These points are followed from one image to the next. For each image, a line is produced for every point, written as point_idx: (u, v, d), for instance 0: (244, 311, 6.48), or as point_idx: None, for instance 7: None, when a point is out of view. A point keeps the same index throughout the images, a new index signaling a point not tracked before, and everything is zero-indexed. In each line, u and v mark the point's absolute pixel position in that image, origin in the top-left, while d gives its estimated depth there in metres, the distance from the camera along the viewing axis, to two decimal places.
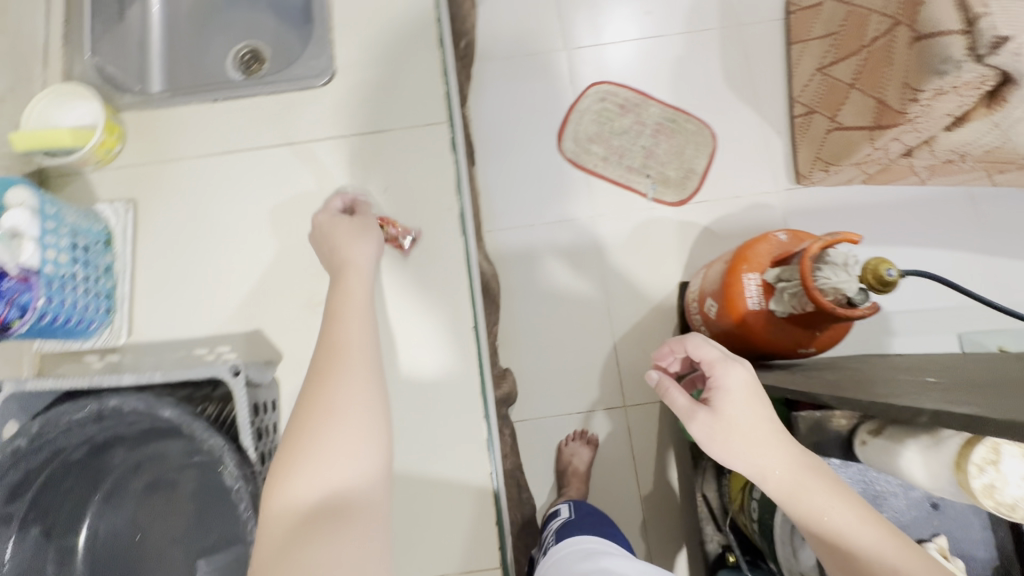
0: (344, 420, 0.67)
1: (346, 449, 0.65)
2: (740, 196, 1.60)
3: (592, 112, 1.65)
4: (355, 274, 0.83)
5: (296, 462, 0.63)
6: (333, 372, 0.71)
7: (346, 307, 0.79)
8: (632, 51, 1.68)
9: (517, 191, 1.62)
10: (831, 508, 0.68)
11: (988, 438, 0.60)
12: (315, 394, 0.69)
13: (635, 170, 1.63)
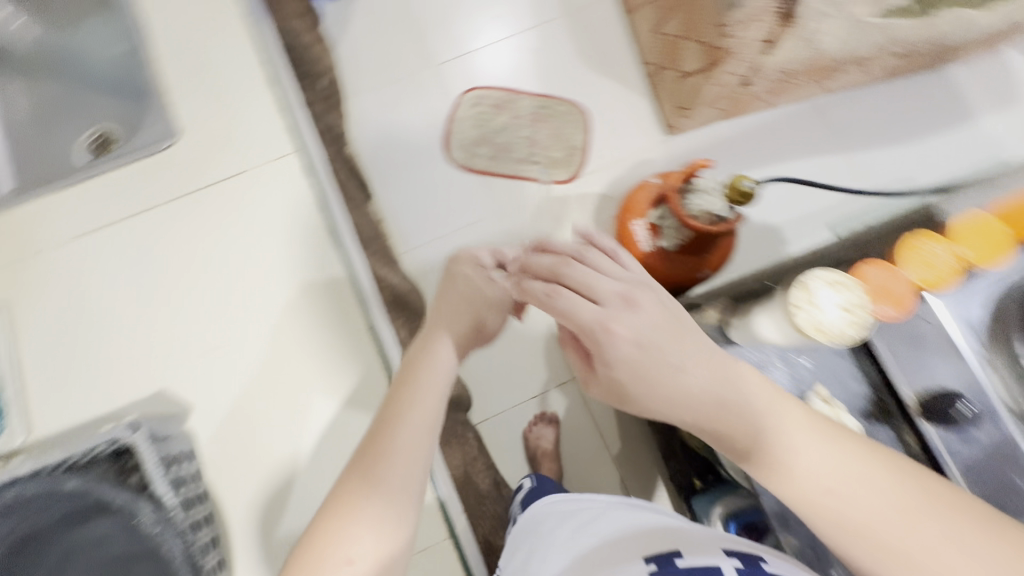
0: (376, 509, 0.82)
1: (370, 530, 0.81)
2: (622, 158, 1.72)
3: (471, 117, 1.74)
4: (433, 357, 0.95)
5: (332, 529, 0.81)
6: (377, 452, 0.85)
7: (413, 393, 0.90)
8: (493, 53, 1.78)
9: (421, 209, 1.67)
10: (763, 441, 0.76)
11: (803, 282, 0.86)
12: (356, 473, 0.84)
13: (523, 160, 1.72)
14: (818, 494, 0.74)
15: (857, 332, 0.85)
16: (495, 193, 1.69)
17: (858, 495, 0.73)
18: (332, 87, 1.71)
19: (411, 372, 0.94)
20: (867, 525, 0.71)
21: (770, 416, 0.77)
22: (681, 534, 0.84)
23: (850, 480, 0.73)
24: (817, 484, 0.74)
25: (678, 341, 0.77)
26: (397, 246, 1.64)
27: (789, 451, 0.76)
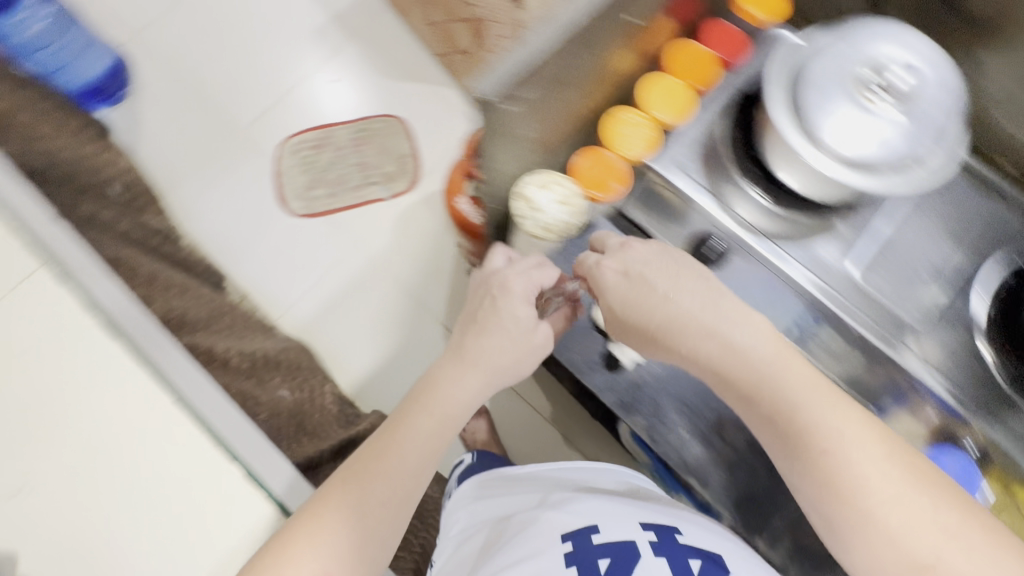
0: (359, 523, 0.77)
1: (343, 541, 0.74)
2: (454, 146, 1.77)
3: (297, 164, 1.73)
4: (456, 381, 0.89)
5: (302, 546, 0.71)
6: (381, 467, 0.81)
7: (432, 418, 0.87)
8: (298, 96, 1.78)
9: (281, 270, 1.64)
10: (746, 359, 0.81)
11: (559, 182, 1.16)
12: (342, 491, 0.79)
13: (362, 185, 1.73)
14: (796, 422, 0.78)
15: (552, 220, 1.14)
16: (347, 227, 1.69)
17: (836, 428, 0.77)
18: (128, 189, 1.55)
19: (435, 402, 0.88)
20: (838, 462, 0.75)
21: (774, 359, 0.81)
22: (603, 510, 0.89)
23: (833, 420, 0.77)
24: (794, 409, 0.78)
25: (697, 287, 0.86)
26: (270, 313, 1.60)
27: (771, 388, 0.80)
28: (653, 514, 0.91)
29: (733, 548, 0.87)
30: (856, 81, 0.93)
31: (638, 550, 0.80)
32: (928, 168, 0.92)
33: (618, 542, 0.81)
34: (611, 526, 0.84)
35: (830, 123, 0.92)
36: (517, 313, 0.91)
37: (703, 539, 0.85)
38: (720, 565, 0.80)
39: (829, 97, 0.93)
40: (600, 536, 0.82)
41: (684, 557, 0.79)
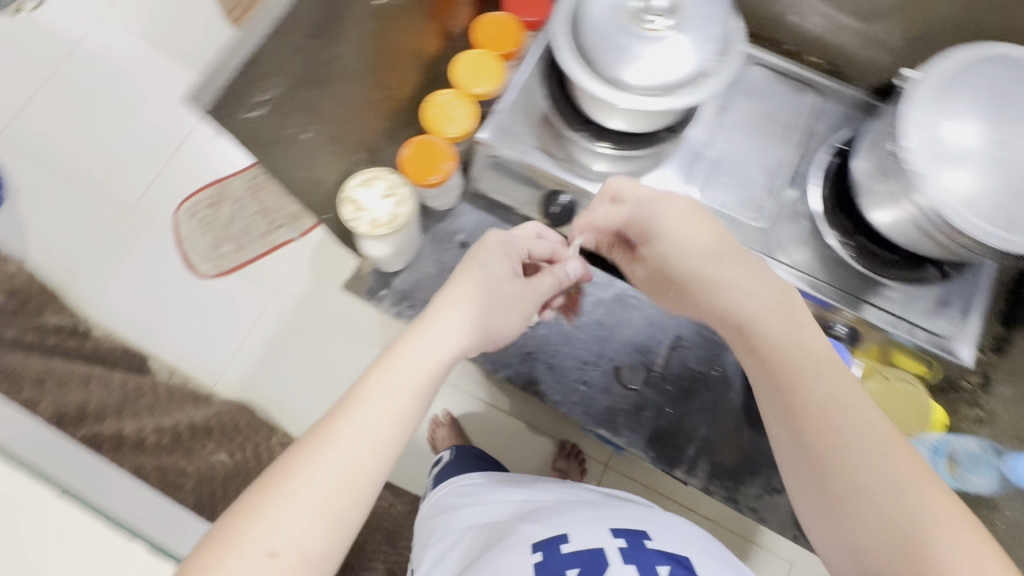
0: (325, 492, 0.41)
1: (304, 520, 0.40)
2: None
3: (199, 227, 1.22)
4: (442, 318, 0.49)
5: (272, 500, 0.40)
6: (347, 434, 0.43)
7: (415, 375, 0.46)
8: (199, 147, 1.26)
9: (187, 324, 1.18)
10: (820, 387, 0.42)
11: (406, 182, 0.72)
12: (346, 412, 0.44)
13: (269, 230, 1.22)
14: (809, 424, 0.42)
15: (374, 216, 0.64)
16: (269, 275, 1.21)
17: (878, 467, 0.39)
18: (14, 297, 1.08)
19: (422, 346, 0.48)
20: (831, 501, 0.40)
21: (779, 338, 0.45)
22: (572, 507, 0.59)
23: (874, 448, 0.39)
24: (806, 401, 0.42)
25: (717, 237, 0.52)
26: (200, 385, 1.14)
27: (789, 376, 0.43)
28: (633, 517, 0.58)
29: (708, 546, 0.55)
30: (613, 10, 0.59)
31: (611, 559, 0.50)
32: (725, 61, 0.59)
33: (590, 547, 0.51)
34: (585, 529, 0.54)
35: (634, 71, 0.58)
36: (483, 255, 0.54)
37: (686, 545, 0.54)
38: (690, 568, 0.50)
39: (595, 16, 0.59)
40: (568, 543, 0.52)
41: (652, 560, 0.50)
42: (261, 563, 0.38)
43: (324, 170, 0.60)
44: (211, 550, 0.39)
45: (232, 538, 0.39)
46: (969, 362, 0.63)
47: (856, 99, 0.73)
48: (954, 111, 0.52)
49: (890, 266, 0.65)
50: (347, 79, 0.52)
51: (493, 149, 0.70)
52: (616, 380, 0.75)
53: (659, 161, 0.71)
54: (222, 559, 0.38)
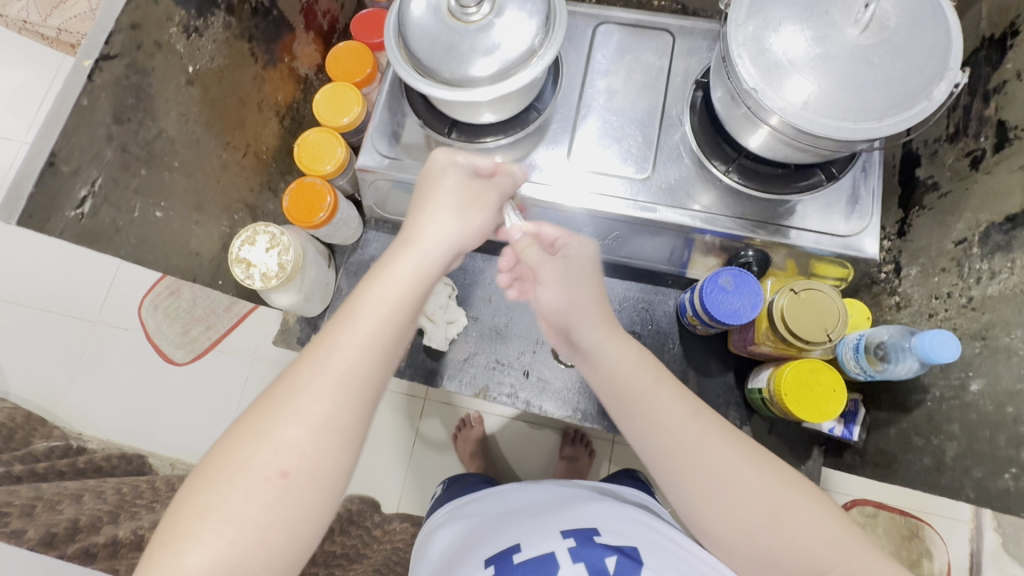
0: (325, 411, 0.41)
1: (305, 436, 0.41)
2: (285, 61, 0.76)
3: None
4: (429, 217, 0.50)
5: (294, 395, 0.42)
6: (340, 349, 0.43)
7: (410, 274, 0.46)
8: None
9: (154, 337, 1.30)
10: (711, 449, 0.47)
11: (261, 229, 0.67)
12: (342, 325, 0.44)
13: None
14: (685, 458, 0.47)
15: (274, 272, 0.66)
16: (240, 348, 1.31)
17: (748, 479, 0.46)
18: None
19: (419, 244, 0.48)
20: (718, 513, 0.46)
21: (636, 386, 0.50)
22: (526, 517, 0.58)
23: (739, 465, 0.46)
24: (676, 437, 0.47)
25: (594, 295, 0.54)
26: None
27: (649, 410, 0.49)
28: (595, 515, 0.56)
29: (659, 537, 0.54)
30: (432, 15, 0.59)
31: (560, 560, 0.49)
32: (551, 37, 0.60)
33: (540, 552, 0.50)
34: (539, 533, 0.53)
35: (482, 65, 0.58)
36: (442, 166, 0.53)
37: (635, 536, 0.52)
38: (638, 559, 0.49)
39: (417, 23, 0.59)
40: (520, 552, 0.51)
41: (599, 552, 0.49)
42: (272, 484, 0.39)
43: (197, 243, 0.68)
44: (205, 485, 0.40)
45: (226, 469, 0.40)
46: (875, 256, 0.63)
47: (707, 30, 0.73)
48: (776, 23, 0.52)
49: (783, 183, 0.64)
50: (184, 150, 0.63)
51: (382, 174, 0.72)
52: (555, 361, 0.78)
53: (539, 140, 0.71)
54: (227, 485, 0.39)
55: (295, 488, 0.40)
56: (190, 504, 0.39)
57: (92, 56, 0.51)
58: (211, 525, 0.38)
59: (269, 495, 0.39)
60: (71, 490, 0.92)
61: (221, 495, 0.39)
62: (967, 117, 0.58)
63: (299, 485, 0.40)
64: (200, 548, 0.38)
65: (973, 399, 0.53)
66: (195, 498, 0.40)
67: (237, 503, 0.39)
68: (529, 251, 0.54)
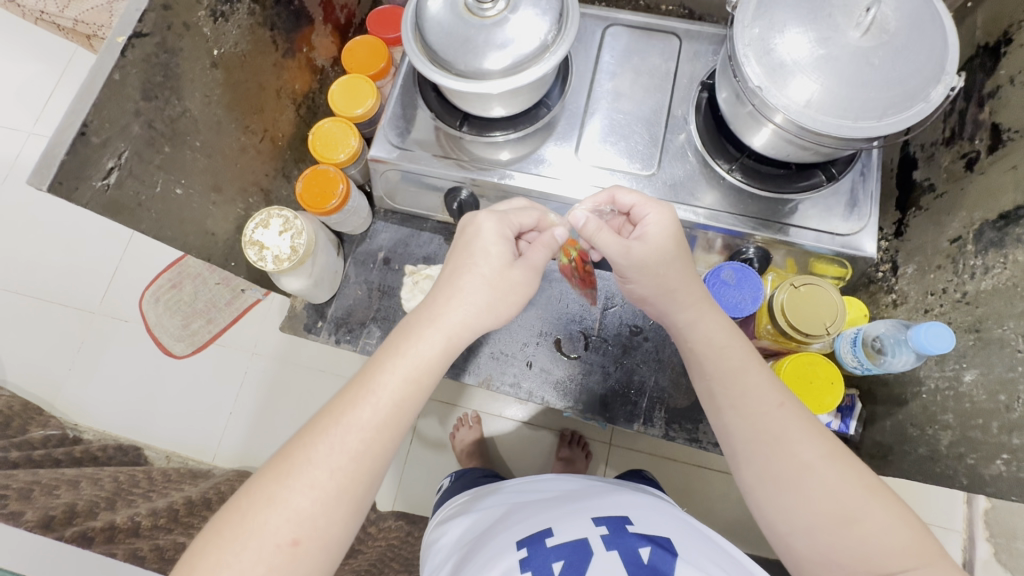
0: (339, 484, 0.45)
1: (317, 506, 0.44)
2: (302, 50, 0.77)
3: (166, 314, 1.34)
4: (456, 295, 0.51)
5: (309, 461, 0.45)
6: (349, 422, 0.46)
7: (429, 359, 0.49)
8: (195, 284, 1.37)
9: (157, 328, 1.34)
10: (796, 435, 0.48)
11: (280, 213, 0.71)
12: (358, 403, 0.47)
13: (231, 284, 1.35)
14: (762, 442, 0.49)
15: (291, 256, 0.69)
16: (241, 341, 1.32)
17: (825, 474, 0.46)
18: None
19: (443, 329, 0.50)
20: (785, 501, 0.47)
21: (724, 366, 0.53)
22: (555, 503, 0.59)
23: (818, 460, 0.47)
24: (758, 419, 0.50)
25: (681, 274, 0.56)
26: (200, 462, 1.25)
27: (738, 389, 0.51)
28: (619, 505, 0.57)
29: (692, 533, 0.53)
30: (449, 9, 0.61)
31: (593, 546, 0.49)
32: (563, 34, 0.61)
33: (573, 538, 0.50)
34: (571, 520, 0.53)
35: (495, 59, 0.60)
36: (483, 239, 0.53)
37: (667, 529, 0.53)
38: (673, 550, 0.49)
39: (434, 18, 0.61)
40: (553, 536, 0.51)
41: (632, 541, 0.49)
42: (283, 551, 0.42)
43: (213, 223, 0.69)
44: (215, 545, 0.42)
45: (239, 531, 0.42)
46: (872, 255, 0.65)
47: (713, 34, 0.75)
48: (780, 25, 0.54)
49: (785, 182, 0.65)
50: (205, 130, 0.64)
51: (394, 164, 0.73)
52: (558, 353, 0.79)
53: (547, 135, 0.73)
54: (239, 547, 0.42)
55: (304, 557, 0.43)
56: (200, 563, 0.42)
57: (126, 33, 0.52)
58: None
59: (279, 562, 0.42)
60: (69, 476, 0.93)
61: (231, 556, 0.41)
62: (962, 121, 0.60)
63: (309, 552, 0.43)
64: None
65: (966, 389, 0.55)
66: (206, 555, 0.42)
67: (247, 566, 0.41)
68: (603, 236, 0.56)
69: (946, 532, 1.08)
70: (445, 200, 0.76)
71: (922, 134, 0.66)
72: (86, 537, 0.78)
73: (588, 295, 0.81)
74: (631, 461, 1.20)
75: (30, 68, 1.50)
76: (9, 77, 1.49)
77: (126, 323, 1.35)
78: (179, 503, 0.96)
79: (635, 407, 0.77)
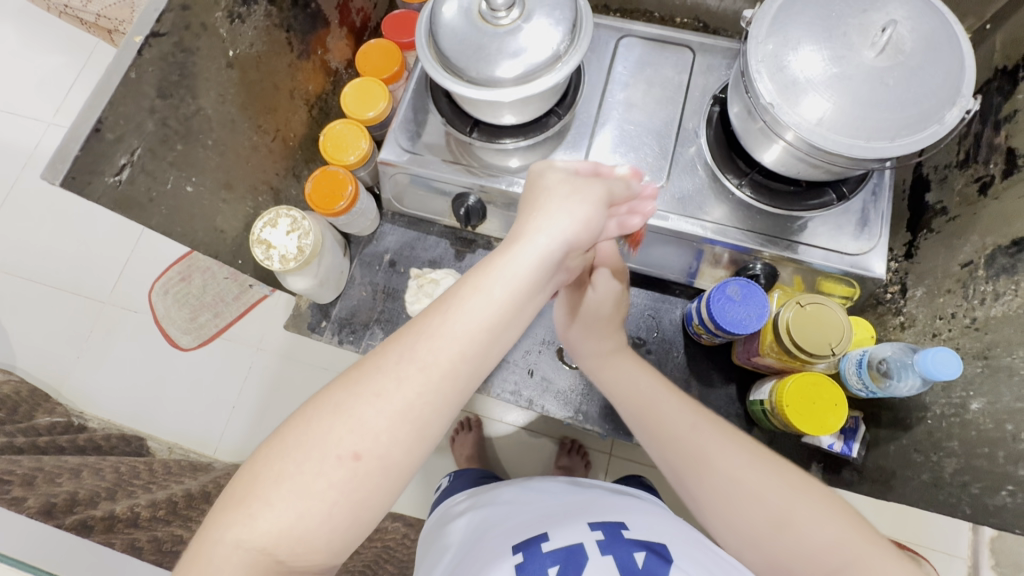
0: (407, 400, 0.41)
1: (383, 421, 0.40)
2: (317, 52, 0.78)
3: (174, 306, 1.36)
4: (546, 217, 0.48)
5: (380, 373, 0.41)
6: (429, 335, 0.42)
7: (522, 273, 0.45)
8: (202, 274, 1.38)
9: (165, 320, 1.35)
10: (708, 452, 0.50)
11: (285, 212, 0.71)
12: (442, 314, 0.43)
13: (241, 281, 1.36)
14: (686, 465, 0.51)
15: (302, 258, 0.69)
16: (247, 337, 1.33)
17: (748, 486, 0.47)
18: None
19: (535, 242, 0.46)
20: (716, 515, 0.49)
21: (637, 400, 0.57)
22: (553, 505, 0.59)
23: (736, 471, 0.48)
24: (676, 445, 0.52)
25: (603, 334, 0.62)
26: (202, 454, 1.26)
27: (656, 421, 0.54)
28: (618, 511, 0.56)
29: (692, 541, 0.53)
30: (463, 16, 0.61)
31: (589, 551, 0.49)
32: (576, 44, 0.61)
33: (568, 542, 0.50)
34: (566, 525, 0.53)
35: (507, 66, 0.60)
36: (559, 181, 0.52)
37: (666, 536, 0.52)
38: (667, 558, 0.48)
39: (448, 24, 0.61)
40: (548, 541, 0.51)
41: (627, 547, 0.49)
42: (344, 464, 0.39)
43: (223, 220, 0.70)
44: (279, 453, 0.40)
45: (301, 440, 0.40)
46: (882, 276, 0.64)
47: (727, 48, 0.75)
48: (795, 42, 0.54)
49: (793, 200, 0.65)
50: (218, 129, 0.65)
51: (403, 167, 0.74)
52: (560, 362, 0.79)
53: (557, 144, 0.73)
54: (300, 454, 0.40)
55: (365, 472, 0.40)
56: (265, 472, 0.40)
57: (144, 33, 0.53)
58: (283, 489, 0.39)
59: (340, 475, 0.39)
60: (72, 465, 0.94)
61: (294, 465, 0.39)
62: (977, 144, 0.59)
63: (370, 471, 0.40)
64: (267, 508, 0.39)
65: (972, 417, 0.54)
66: (268, 464, 0.40)
67: (309, 478, 0.39)
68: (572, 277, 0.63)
69: (949, 558, 1.06)
70: (452, 205, 0.76)
71: (937, 155, 0.65)
72: (86, 525, 0.78)
73: None
74: (631, 473, 1.19)
75: (50, 59, 1.53)
76: (31, 68, 1.52)
77: (134, 314, 1.36)
78: (178, 495, 0.96)
79: None
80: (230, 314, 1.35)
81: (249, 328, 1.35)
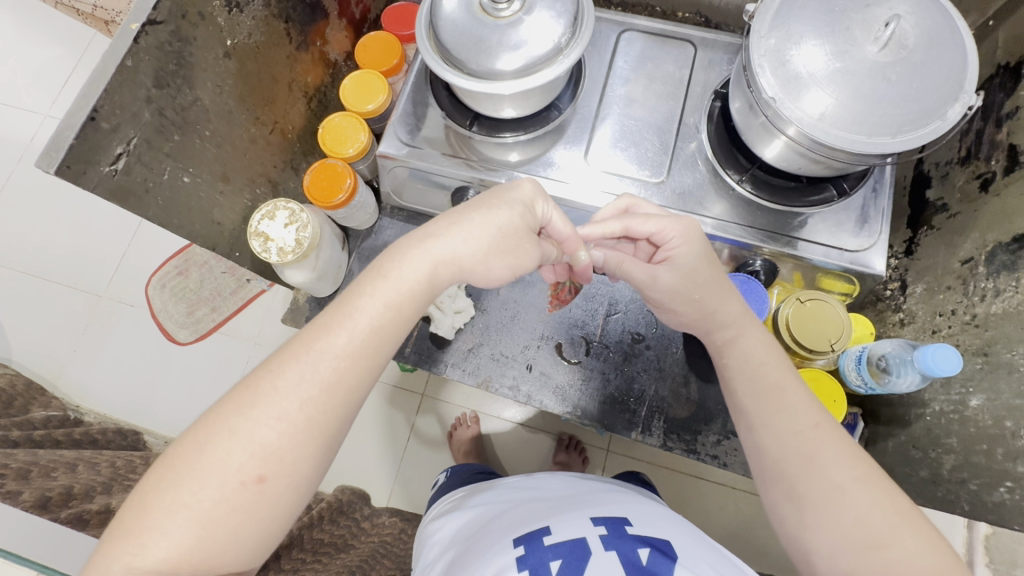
0: (309, 417, 0.42)
1: (285, 441, 0.41)
2: (316, 43, 0.77)
3: (172, 300, 1.35)
4: (456, 230, 0.47)
5: (271, 393, 0.42)
6: (319, 351, 0.43)
7: (409, 289, 0.46)
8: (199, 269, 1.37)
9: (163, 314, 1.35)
10: (819, 454, 0.46)
11: (285, 206, 0.71)
12: (334, 330, 0.44)
13: (238, 276, 1.36)
14: (794, 464, 0.46)
15: (301, 252, 0.69)
16: (244, 331, 1.33)
17: (857, 498, 0.44)
18: None
19: (431, 256, 0.46)
20: (803, 521, 0.45)
21: (757, 384, 0.51)
22: (554, 502, 0.58)
23: (850, 481, 0.44)
24: (790, 440, 0.47)
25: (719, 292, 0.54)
26: None
27: (775, 406, 0.49)
28: (620, 508, 0.56)
29: (697, 540, 0.52)
30: (463, 8, 0.61)
31: (591, 546, 0.48)
32: (578, 37, 0.61)
33: (570, 537, 0.50)
34: (567, 521, 0.53)
35: (507, 58, 0.59)
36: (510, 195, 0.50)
37: (669, 532, 0.52)
38: (671, 555, 0.48)
39: (449, 16, 0.61)
40: (551, 535, 0.51)
41: (631, 543, 0.49)
42: (247, 488, 0.40)
43: (221, 212, 0.69)
44: (171, 483, 0.40)
45: (195, 469, 0.40)
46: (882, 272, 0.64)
47: (728, 44, 0.74)
48: (797, 36, 0.53)
49: (796, 196, 0.65)
50: (216, 120, 0.64)
51: (403, 161, 0.73)
52: (558, 358, 0.79)
53: (557, 138, 0.73)
54: (196, 481, 0.40)
55: (270, 493, 0.41)
56: (154, 500, 0.39)
57: (140, 20, 0.52)
58: (177, 519, 0.39)
59: (244, 498, 0.40)
60: (68, 459, 0.94)
61: (190, 494, 0.39)
62: (978, 141, 0.59)
63: (276, 490, 0.41)
64: (163, 534, 0.38)
65: (971, 413, 0.54)
66: (159, 496, 0.40)
67: (206, 504, 0.39)
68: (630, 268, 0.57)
69: None
70: (452, 199, 0.76)
71: (938, 152, 0.65)
72: (81, 519, 0.78)
73: (588, 302, 0.80)
74: (628, 469, 1.20)
75: (46, 51, 1.52)
76: (27, 60, 1.51)
77: (131, 307, 1.35)
78: None
79: (633, 415, 0.76)
80: (228, 309, 1.34)
81: (247, 321, 1.34)
